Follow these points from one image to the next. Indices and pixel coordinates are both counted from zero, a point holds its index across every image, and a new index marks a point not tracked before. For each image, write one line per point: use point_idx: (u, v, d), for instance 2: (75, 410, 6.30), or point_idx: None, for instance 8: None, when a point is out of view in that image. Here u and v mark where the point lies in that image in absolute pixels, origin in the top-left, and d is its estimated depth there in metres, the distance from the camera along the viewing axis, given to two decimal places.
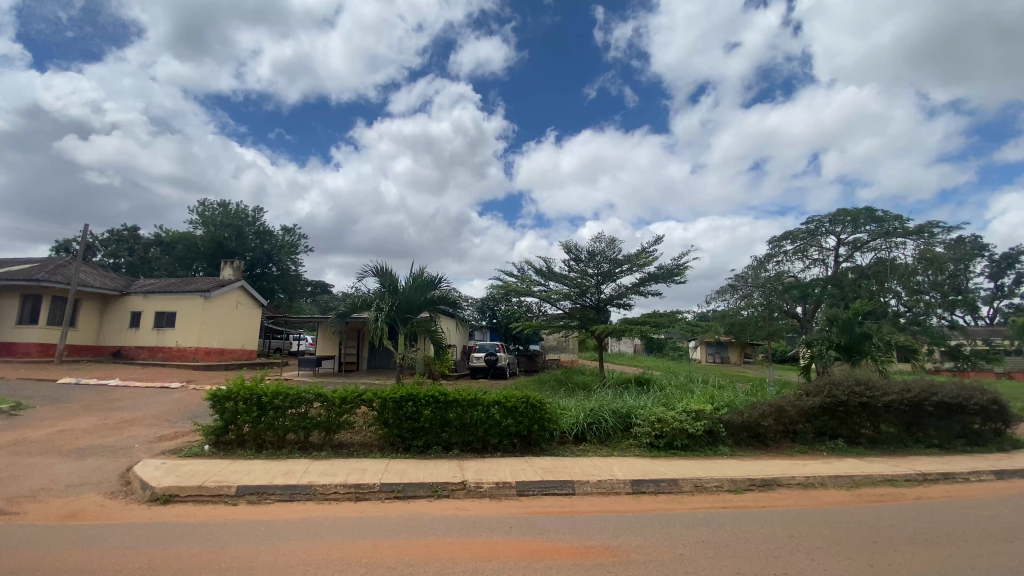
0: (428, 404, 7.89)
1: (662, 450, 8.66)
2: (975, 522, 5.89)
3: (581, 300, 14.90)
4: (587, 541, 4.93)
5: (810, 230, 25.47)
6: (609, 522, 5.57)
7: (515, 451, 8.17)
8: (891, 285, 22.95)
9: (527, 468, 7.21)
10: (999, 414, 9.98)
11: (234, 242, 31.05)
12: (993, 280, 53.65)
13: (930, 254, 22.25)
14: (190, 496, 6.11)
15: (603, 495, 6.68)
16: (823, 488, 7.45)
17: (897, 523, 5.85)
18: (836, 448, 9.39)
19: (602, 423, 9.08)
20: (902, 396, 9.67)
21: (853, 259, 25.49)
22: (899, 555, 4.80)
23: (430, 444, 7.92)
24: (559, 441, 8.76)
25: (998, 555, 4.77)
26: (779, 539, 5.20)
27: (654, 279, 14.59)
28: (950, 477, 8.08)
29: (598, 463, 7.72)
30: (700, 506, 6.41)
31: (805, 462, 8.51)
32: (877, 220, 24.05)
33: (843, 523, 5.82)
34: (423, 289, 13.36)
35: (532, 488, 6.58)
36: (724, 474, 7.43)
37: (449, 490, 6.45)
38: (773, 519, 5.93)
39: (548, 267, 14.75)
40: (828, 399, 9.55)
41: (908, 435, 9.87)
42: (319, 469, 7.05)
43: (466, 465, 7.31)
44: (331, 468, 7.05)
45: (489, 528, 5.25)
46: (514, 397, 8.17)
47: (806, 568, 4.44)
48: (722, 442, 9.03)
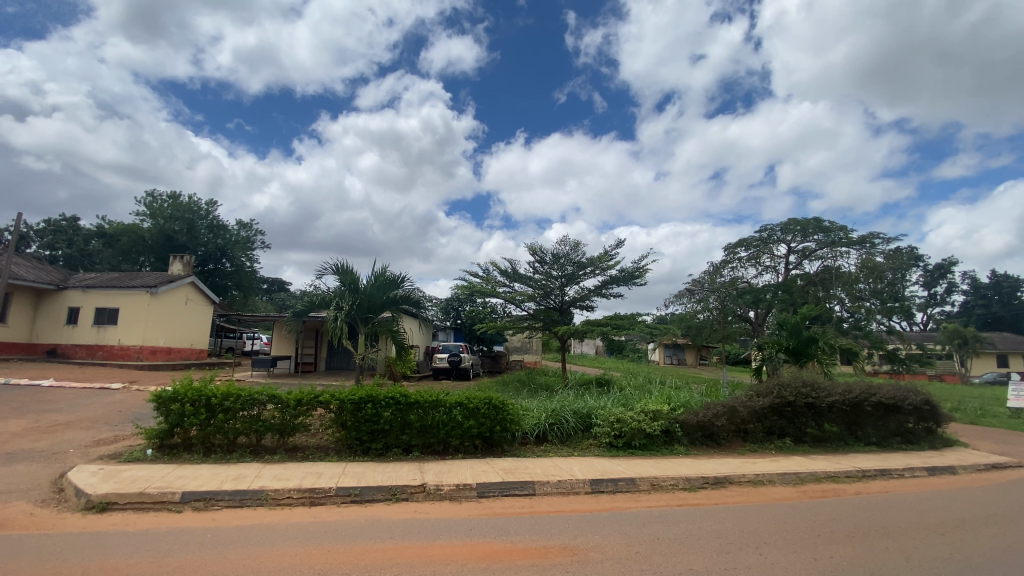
0: (388, 405, 7.72)
1: (620, 449, 8.82)
2: (909, 516, 6.28)
3: (545, 302, 15.00)
4: (546, 540, 4.95)
5: (763, 238, 26.58)
6: (568, 521, 5.62)
7: (476, 452, 8.12)
8: (836, 292, 24.27)
9: (488, 470, 7.16)
10: (931, 415, 10.67)
11: (184, 235, 29.61)
12: (927, 289, 57.70)
13: (871, 263, 23.64)
14: (129, 504, 5.75)
15: (562, 495, 6.73)
16: (771, 484, 7.77)
17: (840, 517, 6.17)
18: (784, 446, 9.82)
19: (563, 423, 9.16)
20: (845, 396, 10.20)
21: (802, 267, 26.66)
22: (839, 548, 5.06)
23: (389, 446, 7.76)
24: (521, 442, 8.77)
25: (930, 547, 5.10)
26: (731, 535, 5.37)
27: (616, 282, 14.85)
28: (887, 473, 8.59)
29: (559, 463, 7.76)
30: (657, 504, 6.55)
31: (755, 460, 8.85)
32: (825, 229, 25.26)
33: (790, 518, 6.10)
34: (385, 288, 13.05)
35: (492, 490, 6.55)
36: (679, 473, 7.62)
37: (408, 493, 6.34)
38: (724, 515, 6.13)
39: (513, 268, 14.74)
40: (777, 400, 9.98)
41: (849, 434, 10.43)
42: (272, 473, 6.78)
43: (426, 468, 7.20)
44: (284, 473, 6.79)
45: (448, 531, 5.18)
46: (476, 398, 8.11)
47: (755, 562, 4.60)
48: (679, 441, 9.29)
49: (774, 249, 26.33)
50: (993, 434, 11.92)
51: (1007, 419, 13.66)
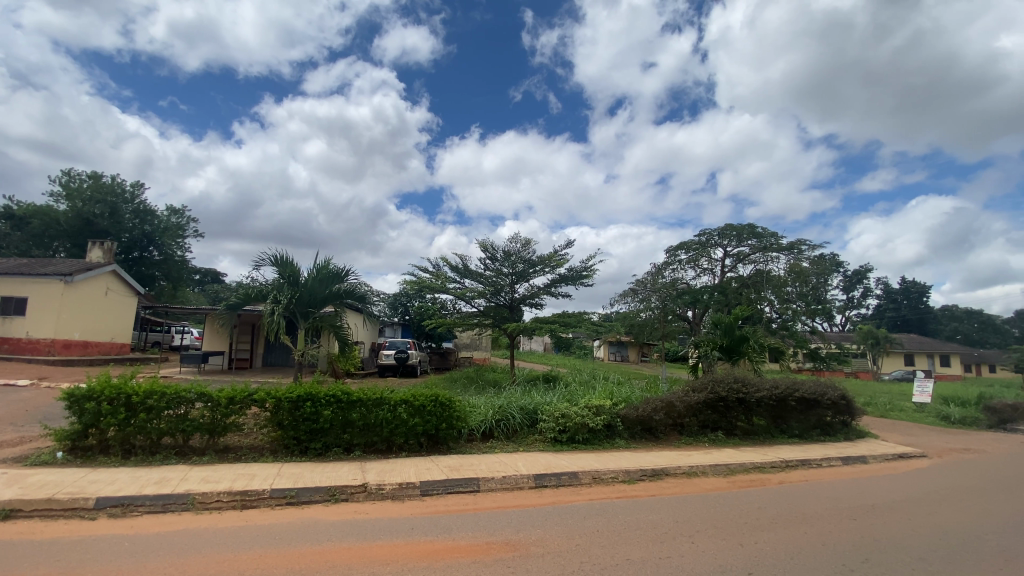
0: (329, 403, 7.41)
1: (564, 444, 9.01)
2: (824, 503, 6.82)
3: (495, 299, 15.01)
4: (488, 536, 4.93)
5: (702, 241, 27.90)
6: (511, 516, 5.66)
7: (421, 450, 7.97)
8: (766, 294, 25.89)
9: (432, 467, 7.07)
10: (847, 409, 11.62)
11: (106, 220, 27.25)
12: (846, 293, 62.71)
13: (798, 268, 25.49)
14: (35, 511, 5.25)
15: (507, 490, 6.77)
16: (704, 475, 8.21)
17: (763, 505, 6.62)
18: (716, 439, 10.40)
19: (510, 420, 9.23)
20: (772, 392, 10.91)
21: (736, 270, 28.19)
22: (762, 534, 5.43)
23: (329, 445, 7.48)
24: (467, 439, 8.74)
25: (842, 531, 5.55)
26: (666, 525, 5.62)
27: (565, 281, 15.11)
28: (807, 463, 9.29)
29: (504, 459, 7.82)
30: (597, 497, 6.75)
31: (690, 453, 9.31)
32: (757, 235, 26.87)
33: (719, 507, 6.47)
34: (328, 281, 12.51)
35: (436, 488, 6.47)
36: (619, 466, 7.88)
37: (348, 493, 6.14)
38: (660, 506, 6.40)
39: (463, 264, 14.64)
40: (710, 395, 10.54)
41: (775, 427, 11.19)
42: (199, 475, 6.38)
43: (367, 467, 7.00)
44: (213, 475, 6.41)
45: (389, 530, 5.07)
46: (422, 395, 7.94)
47: (687, 550, 4.84)
48: (620, 436, 9.63)
49: (711, 253, 27.71)
50: (900, 426, 13.17)
51: (911, 412, 15.12)
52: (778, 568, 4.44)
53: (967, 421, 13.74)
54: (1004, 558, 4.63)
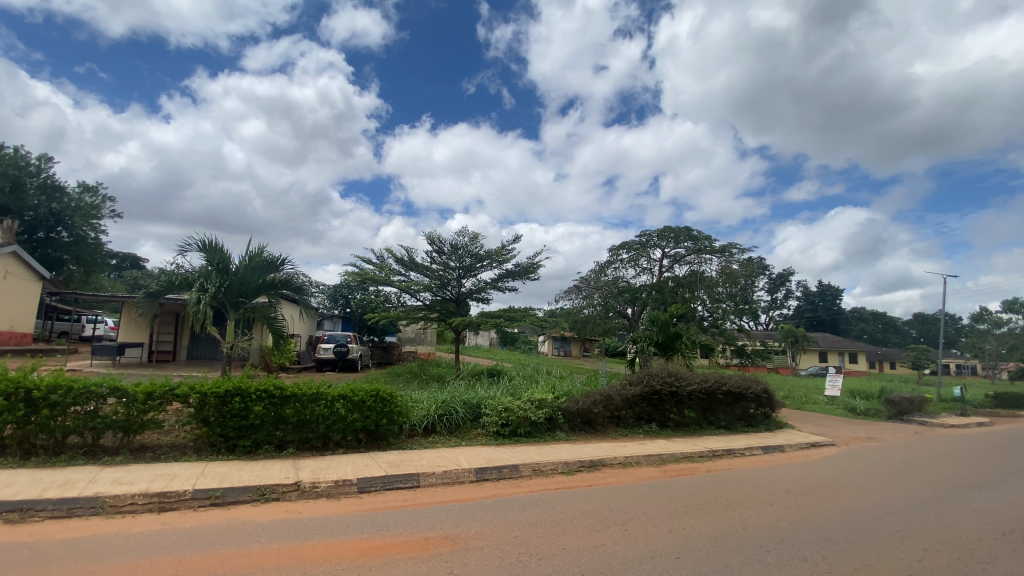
0: (260, 399, 7.07)
1: (506, 438, 9.09)
2: (745, 489, 7.32)
3: (441, 293, 14.85)
4: (426, 532, 4.88)
5: (642, 242, 28.89)
6: (450, 511, 5.63)
7: (359, 447, 7.73)
8: (700, 294, 27.23)
9: (370, 464, 6.92)
10: (768, 401, 12.46)
11: (5, 195, 24.44)
12: (770, 294, 67.25)
13: (729, 270, 27.02)
14: None
15: (447, 485, 6.74)
16: (638, 465, 8.56)
17: (690, 493, 7.02)
18: (650, 430, 10.87)
19: (453, 414, 9.19)
20: (702, 386, 11.52)
21: (673, 271, 29.42)
22: (689, 519, 5.75)
23: (260, 443, 7.14)
24: (408, 435, 8.61)
25: (759, 515, 5.99)
26: (602, 515, 5.82)
27: (511, 276, 15.19)
28: (732, 453, 9.91)
29: (445, 454, 7.78)
30: (537, 489, 6.88)
31: (625, 444, 9.67)
32: (693, 238, 28.20)
33: (650, 496, 6.78)
34: (262, 270, 11.84)
35: (374, 485, 6.33)
36: (558, 458, 8.07)
37: (279, 493, 5.88)
38: (596, 496, 6.62)
39: (408, 257, 14.37)
40: (646, 388, 11.00)
41: (704, 419, 11.83)
42: (111, 477, 5.89)
43: (302, 465, 6.74)
44: (127, 476, 5.94)
45: (326, 529, 4.93)
46: (361, 391, 7.68)
47: (620, 539, 5.03)
48: (560, 428, 9.84)
49: (650, 253, 28.77)
50: (813, 418, 14.34)
51: (823, 405, 16.50)
52: (703, 551, 4.71)
53: (870, 412, 15.21)
54: (895, 536, 5.18)
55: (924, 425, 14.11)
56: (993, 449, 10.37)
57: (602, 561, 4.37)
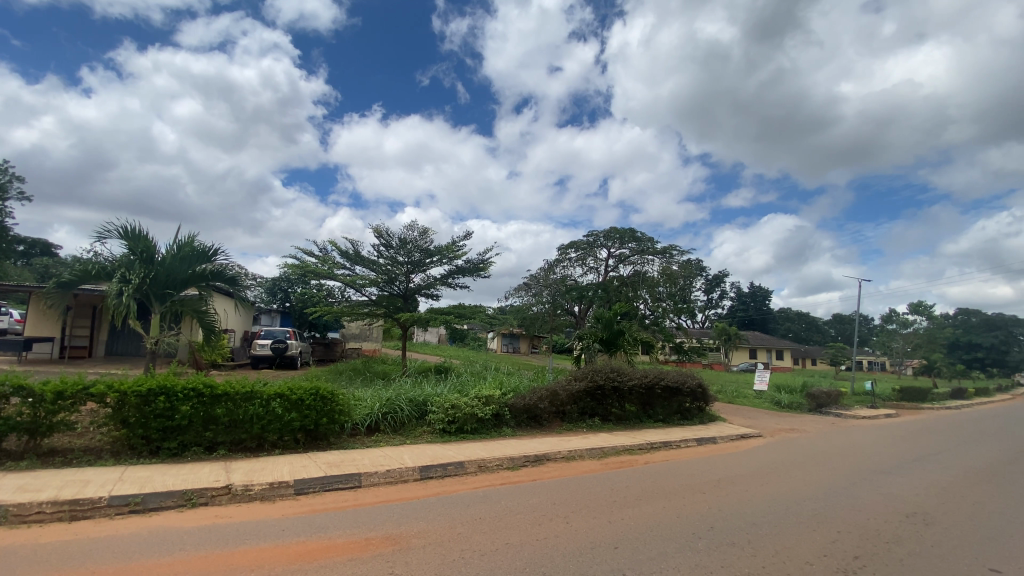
0: (188, 398, 6.64)
1: (452, 435, 9.04)
2: (681, 479, 7.69)
3: (388, 288, 14.54)
4: (367, 532, 4.78)
5: (589, 242, 29.50)
6: (393, 510, 5.55)
7: (297, 447, 7.44)
8: (642, 293, 28.18)
9: (309, 464, 6.70)
10: (703, 395, 13.07)
11: None
12: (706, 294, 70.63)
13: (670, 271, 28.10)
14: None
15: (390, 484, 6.62)
16: (581, 459, 8.77)
17: (629, 484, 7.29)
18: (593, 424, 11.15)
19: (397, 412, 9.03)
20: (642, 381, 11.94)
21: (618, 270, 30.22)
22: (629, 510, 5.97)
23: (188, 445, 6.74)
24: (350, 434, 8.37)
25: (692, 503, 6.31)
26: (545, 508, 5.92)
27: (461, 272, 15.08)
28: (668, 445, 10.35)
29: (389, 452, 7.65)
30: (482, 485, 6.89)
31: (569, 438, 9.87)
32: (637, 239, 29.09)
33: (592, 488, 6.99)
34: (191, 261, 11.09)
35: (312, 486, 6.12)
36: (503, 453, 8.12)
37: (208, 497, 5.57)
38: (540, 491, 6.72)
39: (354, 250, 13.96)
40: (590, 383, 11.28)
41: (643, 413, 12.28)
42: (14, 484, 5.37)
43: (233, 467, 6.41)
44: (33, 483, 5.44)
45: (259, 533, 4.72)
46: (300, 389, 7.38)
47: (563, 531, 5.14)
48: (506, 424, 9.90)
49: (597, 253, 29.45)
50: (743, 411, 15.25)
51: (752, 398, 17.57)
52: (641, 541, 4.89)
53: (793, 405, 16.33)
54: (813, 520, 5.59)
55: (839, 417, 15.33)
56: (897, 438, 11.44)
57: (544, 554, 4.44)
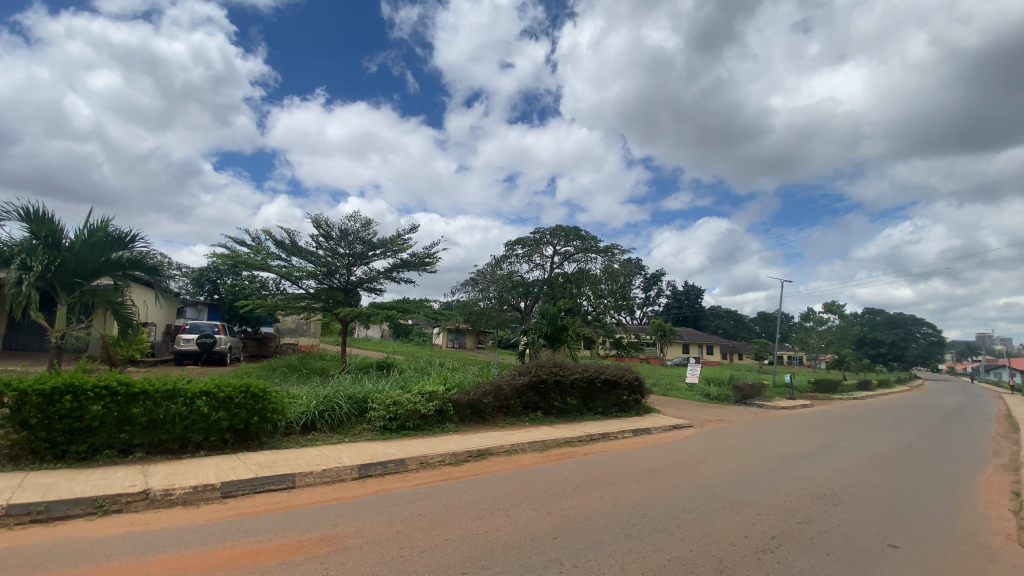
0: (99, 398, 6.11)
1: (393, 432, 8.87)
2: (617, 469, 7.97)
3: (328, 281, 14.03)
4: (301, 534, 4.61)
5: (535, 239, 29.78)
6: (329, 510, 5.39)
7: (224, 448, 7.05)
8: (585, 290, 28.84)
9: (237, 466, 6.36)
10: (640, 388, 13.57)
11: None
12: (645, 292, 73.41)
13: (612, 270, 28.89)
14: None
15: (327, 484, 6.42)
16: (523, 452, 8.88)
17: (568, 475, 7.47)
18: (536, 418, 11.33)
19: (336, 410, 8.76)
20: (583, 375, 12.23)
21: (563, 267, 30.71)
22: (568, 501, 6.11)
23: (99, 447, 6.22)
24: (283, 433, 8.02)
25: (627, 492, 6.54)
26: (487, 502, 5.95)
27: (405, 266, 14.79)
28: (606, 436, 10.70)
29: (326, 451, 7.41)
30: (423, 481, 6.82)
31: (512, 432, 9.97)
32: (582, 237, 29.63)
33: (532, 480, 7.09)
34: (105, 248, 10.19)
35: (241, 488, 5.82)
36: (446, 449, 8.08)
37: (123, 503, 5.18)
38: (481, 485, 6.75)
39: (291, 240, 13.34)
40: (533, 378, 11.43)
41: (584, 406, 12.61)
42: None
43: (152, 470, 5.99)
44: None
45: (181, 540, 4.42)
46: (228, 386, 6.98)
47: (502, 523, 5.20)
48: (450, 420, 9.85)
49: (543, 250, 29.78)
50: (676, 403, 16.01)
51: (684, 391, 18.51)
52: (578, 530, 5.02)
53: (722, 397, 17.35)
54: (736, 504, 5.97)
55: (762, 408, 16.45)
56: (811, 426, 12.43)
57: (484, 548, 4.46)
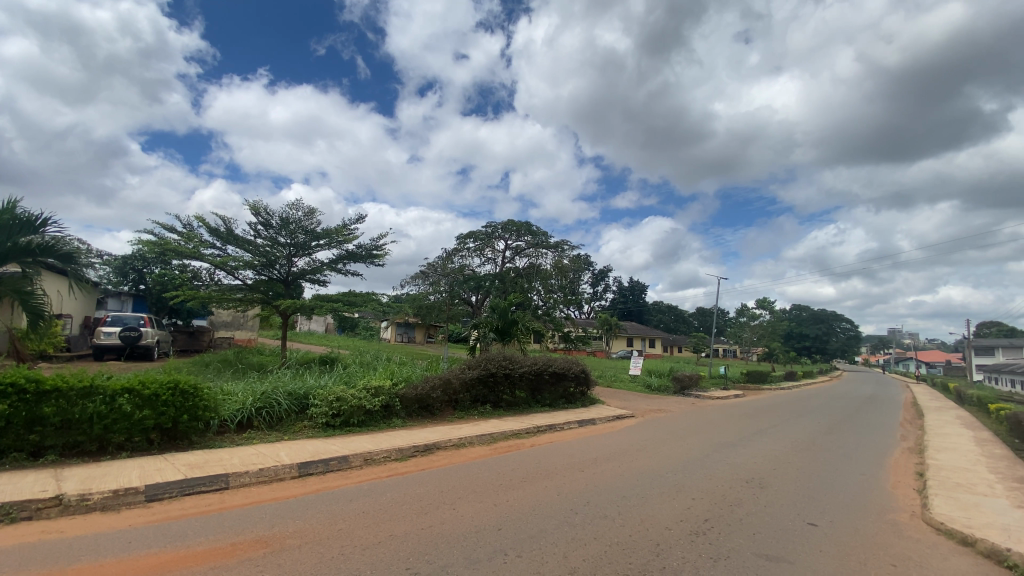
0: (4, 396, 5.57)
1: (336, 429, 8.63)
2: (562, 459, 8.15)
3: (267, 272, 13.42)
4: (234, 537, 4.42)
5: (487, 233, 29.71)
6: (267, 510, 5.19)
7: (150, 449, 6.62)
8: (536, 285, 29.15)
9: (164, 467, 5.99)
10: (586, 381, 13.90)
11: None
12: (593, 287, 75.08)
13: (562, 265, 29.29)
14: None
15: (264, 483, 6.18)
16: (470, 446, 8.88)
17: (514, 467, 7.56)
18: (485, 411, 11.37)
19: (274, 407, 8.41)
20: (531, 368, 12.39)
21: (514, 262, 30.79)
22: (514, 492, 6.19)
23: (5, 451, 5.71)
24: (216, 432, 7.63)
25: (571, 482, 6.71)
26: (432, 497, 5.93)
27: (351, 257, 14.38)
28: (553, 427, 10.90)
29: (263, 450, 7.11)
30: (367, 478, 6.69)
31: (460, 426, 9.96)
32: (533, 232, 29.83)
33: (479, 473, 7.13)
34: (12, 231, 9.27)
35: (168, 490, 5.49)
36: (391, 445, 7.96)
37: (33, 510, 4.76)
38: (427, 479, 6.71)
39: (227, 227, 12.64)
40: (482, 371, 11.44)
41: (532, 398, 12.76)
42: None
43: (66, 474, 5.53)
44: None
45: (100, 548, 4.13)
46: (154, 383, 6.53)
47: (448, 517, 5.20)
48: (396, 415, 9.70)
49: (494, 244, 29.78)
50: (620, 394, 16.55)
51: (628, 382, 19.17)
52: (523, 521, 5.10)
53: (662, 387, 18.09)
54: (673, 490, 6.25)
55: (699, 398, 17.33)
56: (742, 415, 13.19)
57: (429, 542, 4.46)
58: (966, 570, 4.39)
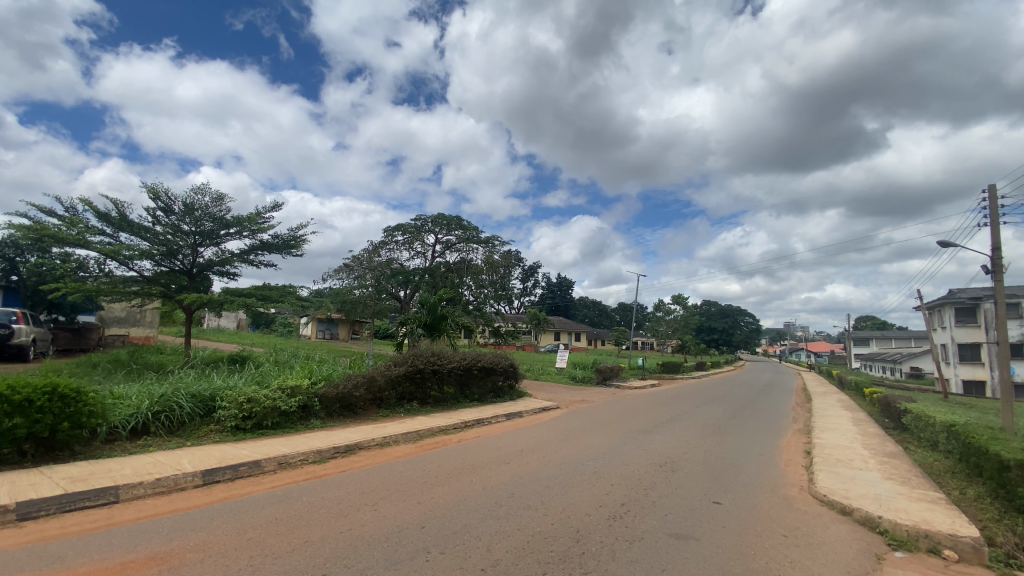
0: None
1: (247, 432, 8.11)
2: (487, 453, 8.20)
3: (168, 263, 12.29)
4: (125, 555, 4.02)
5: (417, 226, 29.15)
6: (165, 524, 4.77)
7: (22, 462, 5.89)
8: (466, 280, 28.97)
9: (40, 482, 5.33)
10: (513, 375, 14.07)
11: None
12: (521, 282, 76.22)
13: (492, 261, 29.31)
14: None
15: (160, 494, 5.67)
16: (395, 444, 8.70)
17: (439, 464, 7.49)
18: (410, 408, 11.17)
19: (174, 411, 7.74)
20: (460, 363, 12.32)
21: (444, 256, 30.40)
22: (437, 489, 6.14)
23: None
24: (105, 441, 6.89)
25: (496, 475, 6.76)
26: (352, 498, 5.74)
27: (267, 248, 13.55)
28: (481, 422, 10.95)
29: (161, 458, 6.53)
30: (281, 483, 6.34)
31: (385, 424, 9.72)
32: (463, 227, 29.67)
33: (403, 472, 6.99)
34: None
35: (46, 507, 4.90)
36: (309, 447, 7.62)
37: None
38: (347, 481, 6.48)
39: (120, 212, 11.42)
40: (409, 368, 11.21)
41: (459, 393, 12.72)
42: None
43: None
44: None
45: None
46: (26, 387, 5.78)
47: (368, 519, 5.06)
48: (315, 415, 9.28)
49: (424, 238, 29.20)
50: (547, 387, 16.98)
51: (554, 375, 19.71)
52: (446, 517, 5.09)
53: (585, 379, 18.78)
54: (592, 478, 6.49)
55: (619, 388, 18.21)
56: (657, 404, 13.97)
57: (346, 546, 4.30)
58: (845, 536, 4.95)
